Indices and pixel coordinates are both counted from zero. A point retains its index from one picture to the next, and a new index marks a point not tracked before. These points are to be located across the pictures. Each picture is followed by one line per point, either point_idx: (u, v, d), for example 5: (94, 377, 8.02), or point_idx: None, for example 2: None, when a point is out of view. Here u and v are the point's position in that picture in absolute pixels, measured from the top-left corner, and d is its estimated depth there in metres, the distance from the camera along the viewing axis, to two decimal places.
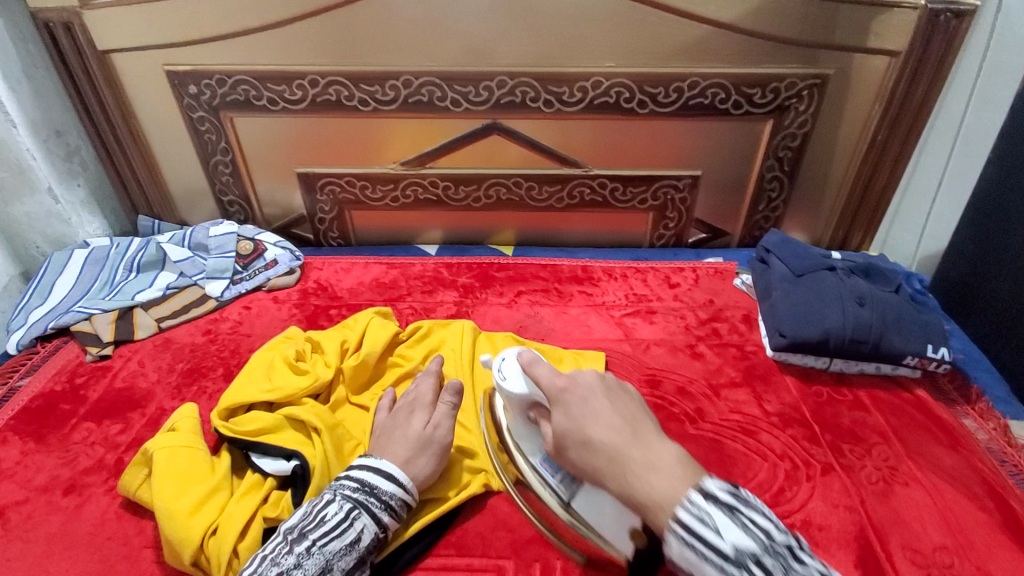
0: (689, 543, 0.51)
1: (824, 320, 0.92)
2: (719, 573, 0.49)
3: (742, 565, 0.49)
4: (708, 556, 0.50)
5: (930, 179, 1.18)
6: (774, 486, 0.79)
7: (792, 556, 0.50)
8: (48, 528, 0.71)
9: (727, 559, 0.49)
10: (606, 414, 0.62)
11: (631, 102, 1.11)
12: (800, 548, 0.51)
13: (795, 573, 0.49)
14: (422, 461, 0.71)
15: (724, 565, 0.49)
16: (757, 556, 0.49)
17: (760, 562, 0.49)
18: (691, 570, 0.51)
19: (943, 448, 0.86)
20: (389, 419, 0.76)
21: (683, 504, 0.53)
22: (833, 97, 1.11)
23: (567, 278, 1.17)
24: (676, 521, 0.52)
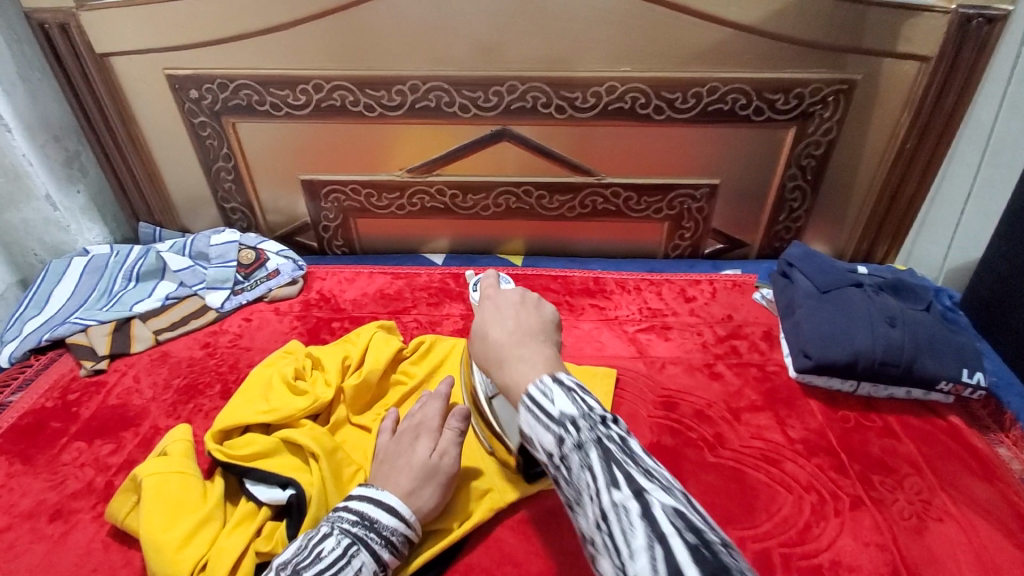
0: (529, 410, 0.54)
1: (853, 342, 0.87)
2: (543, 430, 0.53)
3: (563, 424, 0.51)
4: (537, 414, 0.53)
5: (958, 191, 1.12)
6: (799, 521, 0.74)
7: (603, 421, 0.51)
8: (33, 557, 0.68)
9: (552, 418, 0.52)
10: (508, 319, 0.67)
11: (647, 108, 1.06)
12: (623, 426, 0.52)
13: (598, 429, 0.50)
14: (425, 493, 0.67)
15: (549, 424, 0.52)
16: (574, 418, 0.51)
17: (574, 423, 0.51)
18: (530, 436, 0.54)
19: (980, 481, 0.80)
20: (393, 443, 0.71)
21: (535, 382, 0.56)
22: (860, 103, 1.05)
23: (578, 291, 1.13)
24: (527, 394, 0.56)
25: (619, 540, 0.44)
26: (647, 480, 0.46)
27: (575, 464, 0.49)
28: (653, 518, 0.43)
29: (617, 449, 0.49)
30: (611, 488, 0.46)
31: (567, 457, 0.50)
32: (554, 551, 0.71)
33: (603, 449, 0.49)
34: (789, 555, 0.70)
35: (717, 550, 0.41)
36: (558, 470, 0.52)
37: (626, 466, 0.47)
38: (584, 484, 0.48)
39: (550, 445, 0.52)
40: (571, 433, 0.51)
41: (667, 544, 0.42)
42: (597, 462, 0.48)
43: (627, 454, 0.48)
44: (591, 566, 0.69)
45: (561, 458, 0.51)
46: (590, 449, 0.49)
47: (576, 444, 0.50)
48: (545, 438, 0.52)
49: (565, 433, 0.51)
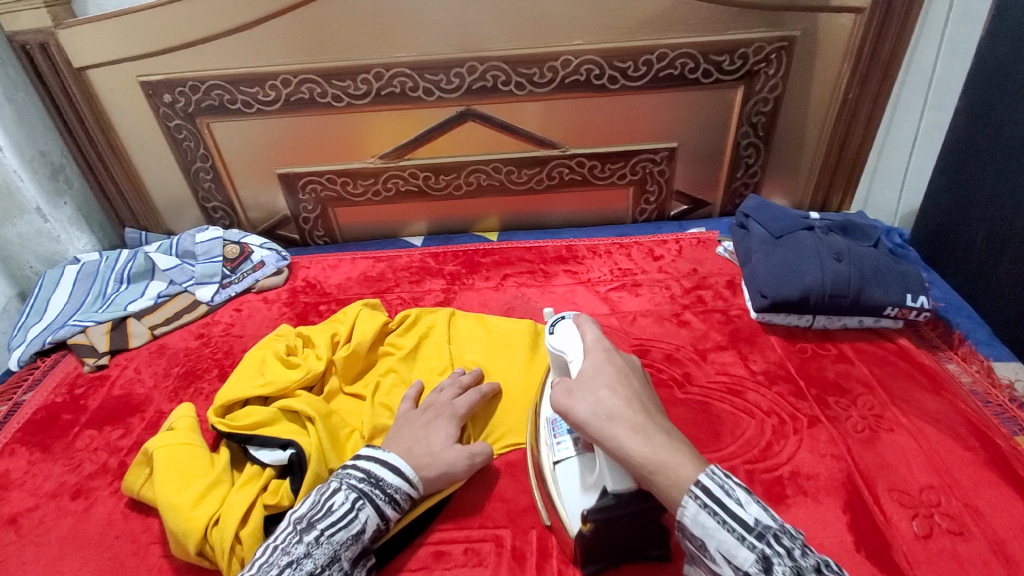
0: (709, 509, 0.50)
1: (804, 278, 0.93)
2: (736, 542, 0.49)
3: (762, 537, 0.49)
4: (730, 524, 0.49)
5: (906, 134, 1.18)
6: (762, 441, 0.80)
7: (811, 554, 0.48)
8: (59, 531, 0.73)
9: (748, 528, 0.49)
10: (616, 382, 0.60)
11: (602, 78, 1.12)
12: (831, 565, 0.48)
13: (807, 553, 0.48)
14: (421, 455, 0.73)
15: (744, 535, 0.49)
16: (773, 531, 0.49)
17: (777, 538, 0.49)
18: (707, 541, 0.50)
19: (928, 394, 0.87)
20: (416, 414, 0.78)
21: (706, 474, 0.52)
22: (800, 59, 1.12)
23: (552, 259, 1.18)
24: (696, 485, 0.51)
25: None
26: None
27: None
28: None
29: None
30: None
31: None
32: None
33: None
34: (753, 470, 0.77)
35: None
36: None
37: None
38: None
39: (746, 561, 0.49)
40: (781, 554, 0.48)
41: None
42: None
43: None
44: None
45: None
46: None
47: (793, 570, 0.47)
48: (742, 554, 0.49)
49: (768, 549, 0.48)
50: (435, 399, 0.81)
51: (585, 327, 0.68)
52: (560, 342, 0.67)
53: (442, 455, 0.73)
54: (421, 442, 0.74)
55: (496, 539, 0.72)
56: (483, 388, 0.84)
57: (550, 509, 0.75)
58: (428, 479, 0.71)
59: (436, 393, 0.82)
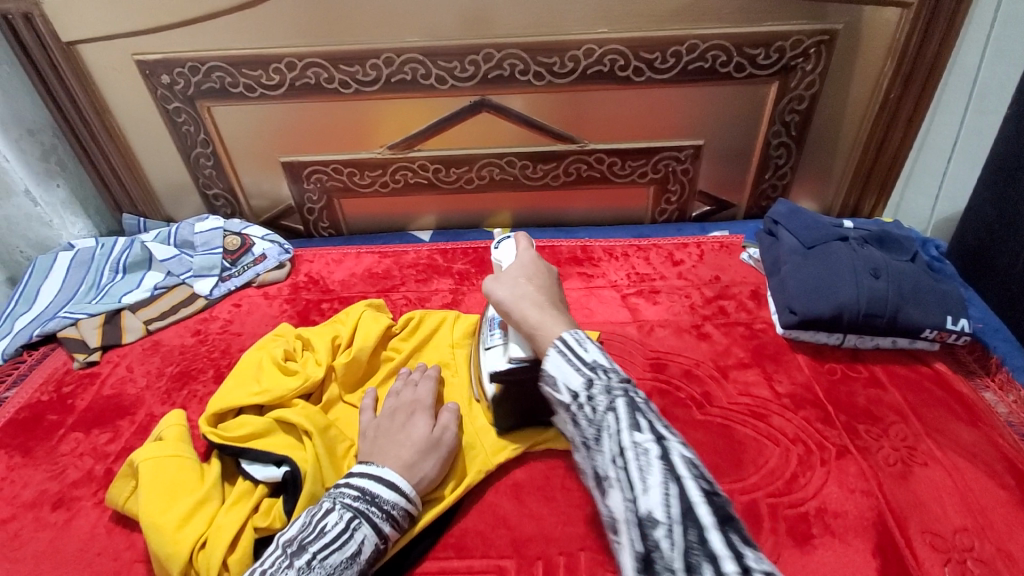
0: (563, 352, 0.58)
1: (837, 294, 0.87)
2: (574, 372, 0.56)
3: (595, 370, 0.56)
4: (572, 358, 0.57)
5: (945, 139, 1.10)
6: (786, 472, 0.75)
7: (628, 384, 0.54)
8: (37, 545, 0.69)
9: (586, 364, 0.56)
10: (529, 276, 0.72)
11: (626, 70, 1.04)
12: (642, 394, 0.54)
13: (624, 381, 0.54)
14: (427, 465, 0.70)
15: (581, 367, 0.56)
16: (605, 368, 0.55)
17: (605, 372, 0.55)
18: (556, 377, 0.57)
19: (964, 425, 0.82)
20: (386, 420, 0.74)
21: (565, 334, 0.61)
22: (841, 54, 1.04)
23: (565, 260, 1.12)
24: (560, 339, 0.60)
25: (633, 476, 0.48)
26: (667, 430, 0.51)
27: (602, 405, 0.53)
28: (670, 460, 0.47)
29: (642, 402, 0.53)
30: (634, 431, 0.50)
31: (594, 397, 0.54)
32: (546, 513, 0.72)
33: (630, 402, 0.52)
34: (777, 505, 0.72)
35: (725, 501, 0.46)
36: (580, 410, 0.55)
37: (650, 416, 0.51)
38: (607, 424, 0.52)
39: (575, 386, 0.56)
40: (602, 377, 0.55)
41: (680, 482, 0.46)
42: (623, 408, 0.52)
43: (649, 404, 0.53)
44: (582, 524, 0.71)
45: (586, 398, 0.54)
46: (619, 396, 0.53)
47: (607, 387, 0.54)
48: (574, 379, 0.56)
49: (595, 376, 0.55)
50: (398, 402, 0.76)
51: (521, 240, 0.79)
52: (501, 254, 0.79)
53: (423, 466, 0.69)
54: (408, 444, 0.70)
55: (500, 570, 0.68)
56: (432, 371, 0.82)
57: (558, 539, 0.70)
58: (428, 476, 0.69)
59: (394, 394, 0.78)
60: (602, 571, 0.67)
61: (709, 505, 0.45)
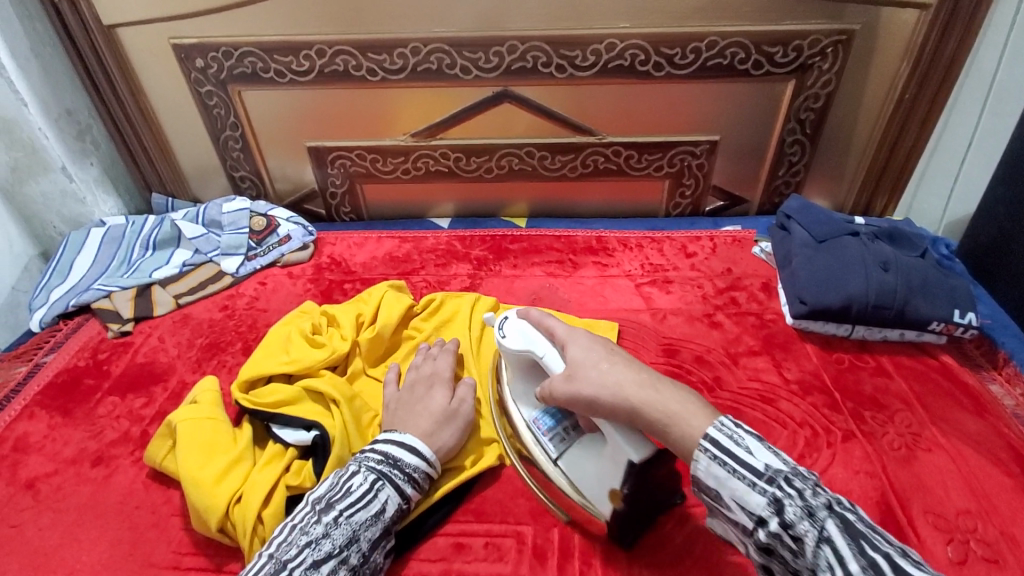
0: (719, 460, 0.53)
1: (846, 286, 0.90)
2: (749, 489, 0.51)
3: (774, 482, 0.51)
4: (734, 467, 0.52)
5: (960, 140, 1.12)
6: (794, 453, 0.78)
7: (819, 486, 0.51)
8: (78, 498, 0.73)
9: (759, 475, 0.51)
10: (601, 359, 0.63)
11: (646, 64, 1.07)
12: (852, 509, 0.50)
13: (824, 495, 0.50)
14: (445, 434, 0.73)
15: (755, 480, 0.51)
16: (786, 476, 0.51)
17: (790, 484, 0.50)
18: (721, 492, 0.53)
19: (968, 414, 0.84)
20: (405, 392, 0.77)
21: (713, 425, 0.55)
22: (858, 54, 1.06)
23: (581, 249, 1.15)
24: (706, 437, 0.54)
25: None
26: (917, 569, 0.44)
27: (806, 534, 0.48)
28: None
29: (857, 523, 0.48)
30: (869, 574, 0.44)
31: (791, 523, 0.49)
32: None
33: (839, 522, 0.48)
34: None
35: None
36: (777, 538, 0.50)
37: (881, 547, 0.46)
38: (824, 562, 0.47)
39: (760, 507, 0.51)
40: (795, 498, 0.49)
41: None
42: (839, 537, 0.47)
43: (870, 528, 0.48)
44: None
45: (784, 525, 0.49)
46: (827, 520, 0.48)
47: (804, 509, 0.49)
48: (754, 499, 0.51)
49: (779, 494, 0.50)
50: (419, 374, 0.80)
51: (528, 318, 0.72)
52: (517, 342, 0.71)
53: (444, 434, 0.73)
54: (427, 415, 0.73)
55: (518, 535, 0.71)
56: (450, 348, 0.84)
57: (574, 508, 0.73)
58: (446, 445, 0.72)
59: (413, 368, 0.81)
60: (616, 539, 0.70)
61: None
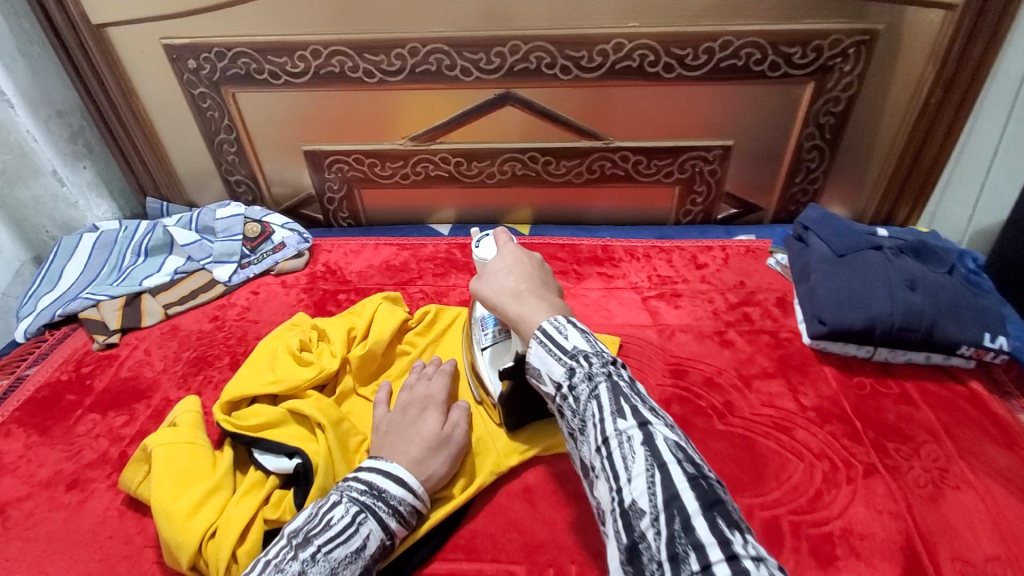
0: (541, 343, 0.56)
1: (869, 306, 0.84)
2: (555, 361, 0.54)
3: (575, 357, 0.53)
4: (550, 347, 0.55)
5: (986, 146, 1.03)
6: (810, 489, 0.72)
7: (614, 364, 0.54)
8: (51, 525, 0.70)
9: (564, 351, 0.54)
10: (514, 266, 0.66)
11: (656, 66, 1.01)
12: (626, 371, 0.53)
13: (611, 366, 0.53)
14: (435, 462, 0.69)
15: (561, 356, 0.54)
16: (586, 353, 0.53)
17: (586, 357, 0.53)
18: (538, 368, 0.56)
19: (1000, 448, 0.78)
20: (395, 414, 0.72)
21: (549, 320, 0.58)
22: (881, 55, 0.99)
23: (586, 260, 1.10)
24: (541, 327, 0.57)
25: (618, 465, 0.46)
26: (654, 416, 0.49)
27: (584, 393, 0.51)
28: (654, 446, 0.46)
29: (625, 385, 0.51)
30: (616, 418, 0.48)
31: (575, 387, 0.52)
32: (559, 519, 0.71)
33: (611, 386, 0.51)
34: (799, 523, 0.69)
35: (714, 484, 0.44)
36: (565, 401, 0.53)
37: (634, 401, 0.50)
38: (590, 414, 0.50)
39: (558, 376, 0.54)
40: (583, 365, 0.53)
41: (664, 470, 0.44)
42: (605, 395, 0.50)
43: (637, 391, 0.51)
44: (595, 532, 0.69)
45: (569, 388, 0.53)
46: (601, 382, 0.51)
47: (586, 375, 0.52)
48: (556, 369, 0.54)
49: (575, 365, 0.53)
50: (411, 396, 0.75)
51: (503, 235, 0.71)
52: (487, 253, 0.70)
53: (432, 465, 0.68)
54: (416, 439, 0.69)
55: None
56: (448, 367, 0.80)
57: (570, 547, 0.68)
58: (435, 474, 0.68)
59: (405, 389, 0.77)
60: None
61: (695, 489, 0.43)
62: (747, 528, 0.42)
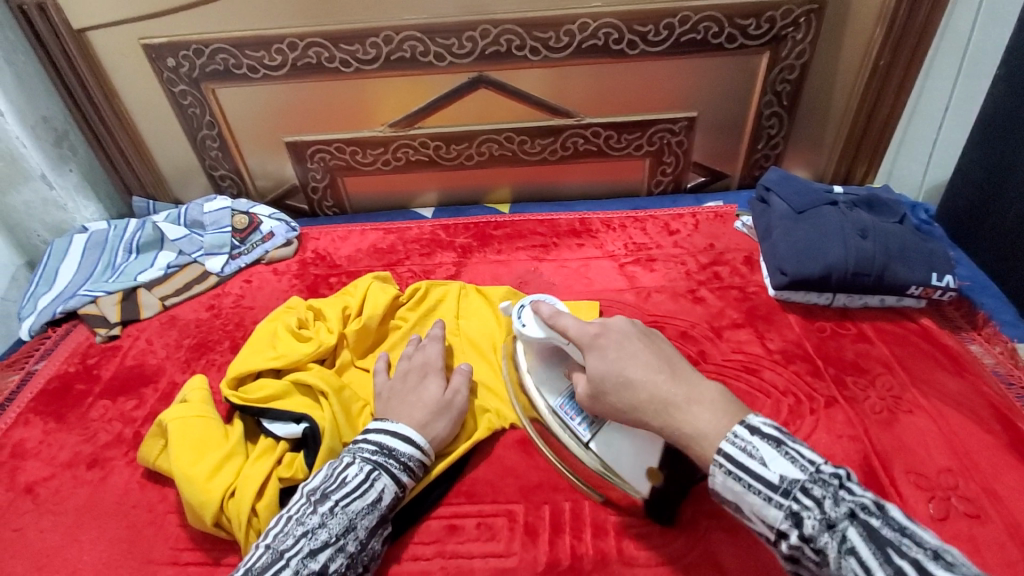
0: (733, 474, 0.50)
1: (826, 255, 0.91)
2: (764, 502, 0.48)
3: (790, 494, 0.48)
4: (746, 479, 0.49)
5: (936, 105, 1.13)
6: (778, 421, 0.80)
7: (842, 487, 0.47)
8: (76, 500, 0.74)
9: (773, 488, 0.48)
10: (628, 356, 0.59)
11: (621, 43, 1.07)
12: (858, 485, 0.48)
13: (844, 501, 0.46)
14: (439, 424, 0.74)
15: (771, 496, 0.48)
16: (802, 484, 0.48)
17: (806, 490, 0.47)
18: (741, 505, 0.50)
19: (949, 375, 0.86)
20: (399, 381, 0.77)
21: (727, 438, 0.51)
22: (831, 22, 1.06)
23: (565, 232, 1.16)
24: (720, 453, 0.51)
25: None
26: (943, 571, 0.41)
27: (832, 548, 0.45)
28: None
29: (881, 525, 0.44)
30: None
31: (811, 536, 0.46)
32: (552, 463, 0.77)
33: (863, 528, 0.44)
34: None
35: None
36: (798, 550, 0.47)
37: (903, 547, 0.43)
38: (851, 573, 0.44)
39: (777, 521, 0.48)
40: (809, 506, 0.47)
41: None
42: (861, 544, 0.44)
43: (899, 531, 0.44)
44: None
45: (805, 540, 0.46)
46: (847, 529, 0.45)
47: (824, 522, 0.46)
48: (771, 512, 0.48)
49: (799, 507, 0.47)
50: (410, 362, 0.80)
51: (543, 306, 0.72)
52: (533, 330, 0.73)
53: (428, 423, 0.73)
54: (418, 403, 0.74)
55: (509, 514, 0.72)
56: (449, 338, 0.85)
57: (564, 487, 0.74)
58: (439, 436, 0.73)
59: (408, 357, 0.81)
60: (605, 514, 0.71)
61: None
62: None
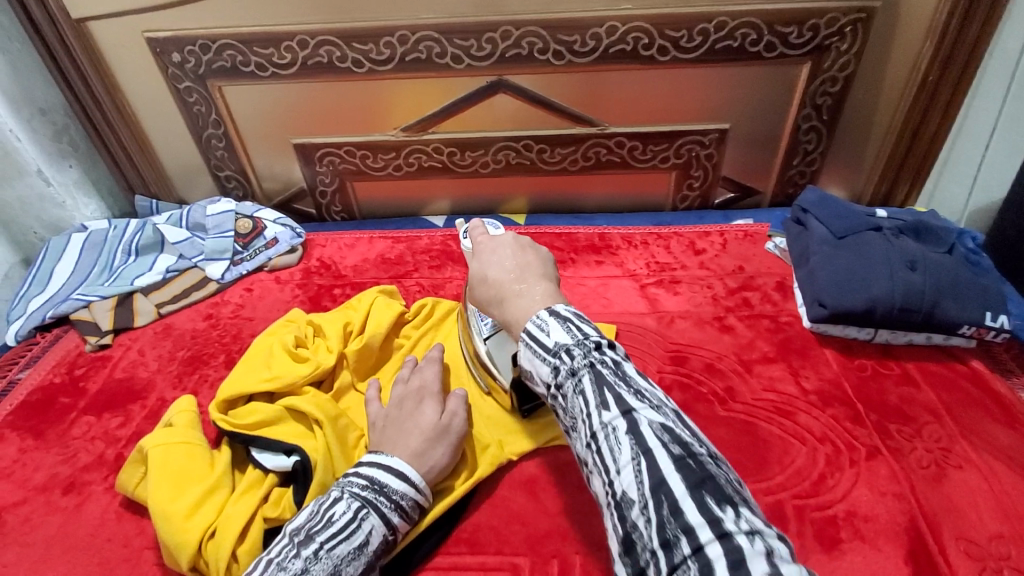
0: (528, 344, 0.53)
1: (871, 287, 0.83)
2: (540, 361, 0.52)
3: (558, 355, 0.51)
4: (535, 348, 0.53)
5: (985, 123, 1.02)
6: (813, 472, 0.72)
7: (599, 348, 0.51)
8: (48, 529, 0.69)
9: (547, 350, 0.52)
10: (503, 260, 0.64)
11: (650, 49, 1.00)
12: (619, 351, 0.51)
13: (592, 356, 0.50)
14: (436, 453, 0.67)
15: (545, 356, 0.52)
16: (569, 348, 0.51)
17: (569, 351, 0.50)
18: (527, 367, 0.54)
19: (1003, 427, 0.78)
20: (394, 408, 0.71)
21: (533, 317, 0.55)
22: (880, 32, 0.98)
23: (583, 248, 1.09)
24: (524, 331, 0.55)
25: (607, 457, 0.45)
26: (641, 404, 0.46)
27: (569, 390, 0.50)
28: (640, 434, 0.44)
29: (611, 372, 0.49)
30: (602, 410, 0.47)
31: (561, 385, 0.50)
32: (561, 511, 0.70)
33: (596, 375, 0.49)
34: (803, 507, 0.69)
35: (703, 460, 0.43)
36: (555, 400, 0.52)
37: (618, 389, 0.47)
38: (578, 409, 0.49)
39: (546, 376, 0.52)
40: (566, 362, 0.50)
41: (653, 460, 0.43)
42: (589, 387, 0.48)
43: (623, 378, 0.48)
44: (598, 522, 0.69)
45: (557, 387, 0.51)
46: (584, 375, 0.49)
47: (570, 371, 0.50)
48: (542, 369, 0.52)
49: (559, 362, 0.51)
50: (407, 386, 0.74)
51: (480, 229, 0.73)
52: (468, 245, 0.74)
53: (426, 456, 0.66)
54: (414, 430, 0.68)
55: (513, 567, 0.66)
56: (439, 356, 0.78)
57: (574, 537, 0.68)
58: (439, 464, 0.67)
59: (403, 380, 0.75)
60: (618, 571, 0.65)
61: (690, 484, 0.41)
62: (742, 496, 0.42)
